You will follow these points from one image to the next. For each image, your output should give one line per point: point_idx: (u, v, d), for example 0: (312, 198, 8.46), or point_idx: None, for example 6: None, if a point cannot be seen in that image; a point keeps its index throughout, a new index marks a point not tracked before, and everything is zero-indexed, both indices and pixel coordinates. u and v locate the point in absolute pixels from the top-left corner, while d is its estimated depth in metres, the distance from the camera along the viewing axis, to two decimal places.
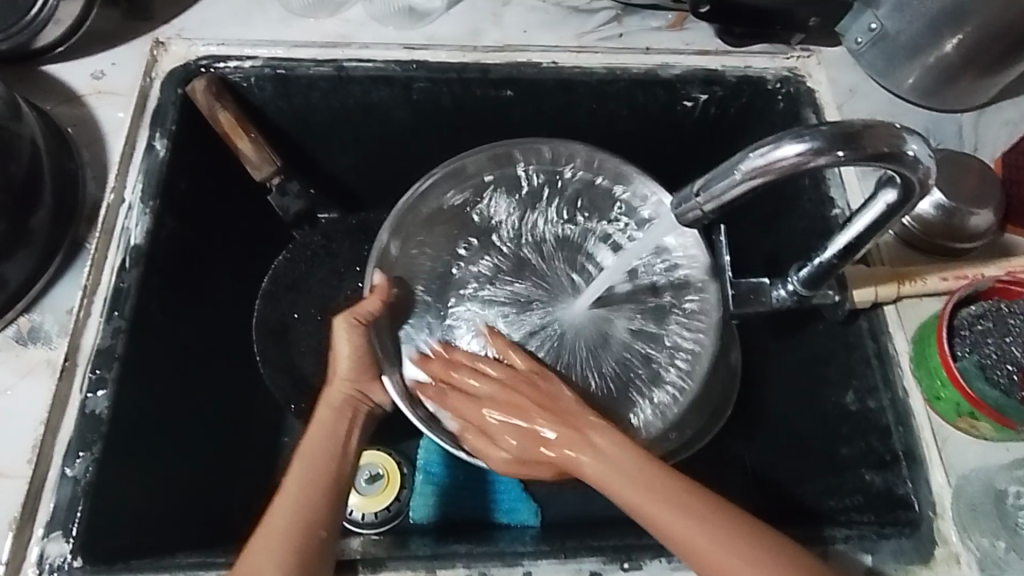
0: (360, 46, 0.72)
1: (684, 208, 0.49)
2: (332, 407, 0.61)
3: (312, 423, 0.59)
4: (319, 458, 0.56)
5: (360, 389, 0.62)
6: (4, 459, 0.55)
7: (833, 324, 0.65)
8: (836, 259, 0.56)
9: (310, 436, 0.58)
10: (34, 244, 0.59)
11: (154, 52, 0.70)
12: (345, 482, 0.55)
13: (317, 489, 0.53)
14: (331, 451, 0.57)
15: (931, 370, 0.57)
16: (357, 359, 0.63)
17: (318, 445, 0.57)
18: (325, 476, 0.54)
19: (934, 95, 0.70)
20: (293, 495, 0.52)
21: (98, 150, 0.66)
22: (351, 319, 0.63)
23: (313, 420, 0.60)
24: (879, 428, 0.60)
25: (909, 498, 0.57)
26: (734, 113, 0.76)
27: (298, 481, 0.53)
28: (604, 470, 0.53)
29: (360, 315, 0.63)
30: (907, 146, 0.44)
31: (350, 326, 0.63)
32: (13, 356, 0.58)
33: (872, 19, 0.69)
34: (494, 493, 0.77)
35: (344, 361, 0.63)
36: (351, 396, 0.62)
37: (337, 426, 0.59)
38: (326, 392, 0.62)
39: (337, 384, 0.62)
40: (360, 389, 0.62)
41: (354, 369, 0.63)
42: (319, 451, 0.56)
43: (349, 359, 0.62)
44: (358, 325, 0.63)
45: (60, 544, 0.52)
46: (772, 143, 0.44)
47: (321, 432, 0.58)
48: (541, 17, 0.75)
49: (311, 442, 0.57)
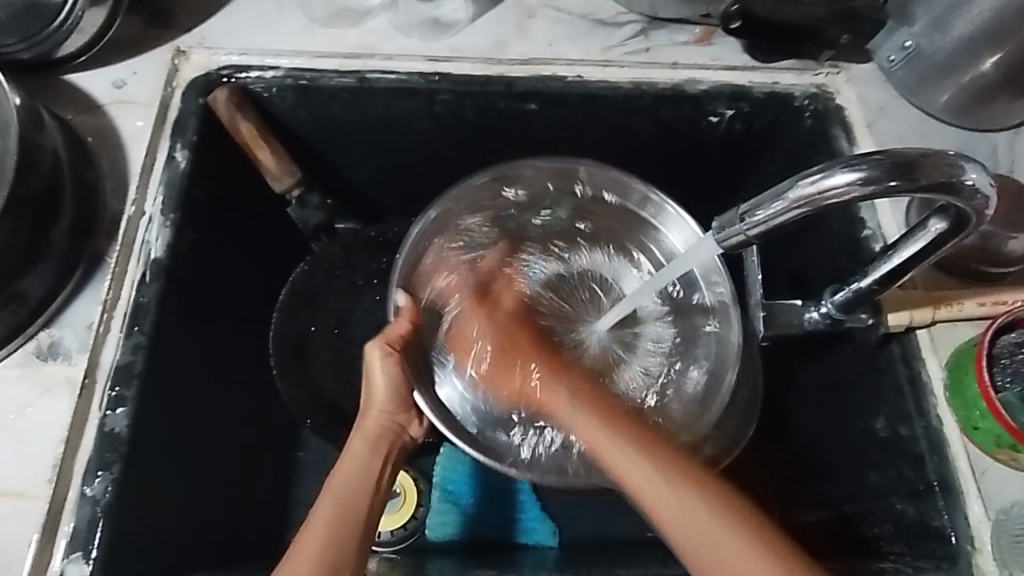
0: (382, 58, 0.71)
1: (726, 233, 0.47)
2: (367, 438, 0.61)
3: (347, 452, 0.59)
4: (350, 491, 0.55)
5: (397, 420, 0.63)
6: (22, 478, 0.54)
7: (862, 349, 0.64)
8: (877, 285, 0.56)
9: (341, 468, 0.58)
10: (55, 256, 0.58)
11: (175, 62, 0.69)
12: (375, 517, 0.55)
13: (347, 526, 0.53)
14: (362, 484, 0.56)
15: (969, 400, 0.56)
16: (393, 388, 0.63)
17: (348, 478, 0.56)
18: (354, 512, 0.54)
19: (969, 115, 0.68)
20: (324, 531, 0.52)
21: (118, 160, 0.65)
22: (385, 345, 0.63)
23: (347, 450, 0.60)
24: (912, 457, 0.59)
25: (946, 530, 0.55)
26: (761, 129, 0.75)
27: (325, 516, 0.53)
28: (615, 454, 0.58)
29: (393, 342, 0.63)
30: (965, 176, 0.43)
31: (384, 354, 0.63)
32: (32, 373, 0.57)
33: (906, 37, 0.68)
34: (513, 513, 0.77)
35: (380, 390, 0.63)
36: (387, 426, 0.62)
37: (370, 460, 0.59)
38: (360, 423, 0.62)
39: (375, 414, 0.62)
40: (397, 419, 0.63)
41: (391, 399, 0.63)
42: (351, 484, 0.56)
43: (386, 386, 0.63)
44: (391, 353, 0.63)
45: (80, 566, 0.52)
46: (822, 171, 0.43)
47: (356, 462, 0.58)
48: (568, 29, 0.73)
49: (342, 475, 0.57)
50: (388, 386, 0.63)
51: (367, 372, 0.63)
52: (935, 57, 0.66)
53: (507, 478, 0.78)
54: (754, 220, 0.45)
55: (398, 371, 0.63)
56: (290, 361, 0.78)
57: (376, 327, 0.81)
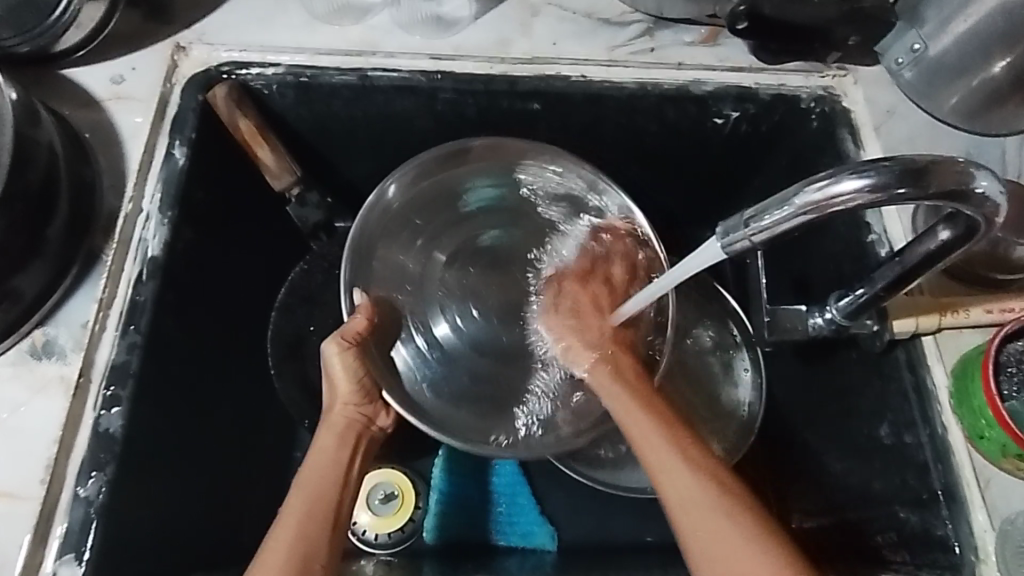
0: (385, 55, 0.70)
1: (731, 239, 0.47)
2: (334, 431, 0.59)
3: (314, 446, 0.57)
4: (318, 489, 0.54)
5: (363, 412, 0.61)
6: (15, 479, 0.53)
7: (867, 354, 0.63)
8: (883, 291, 0.55)
9: (310, 464, 0.56)
10: (49, 254, 0.58)
11: (175, 57, 0.68)
12: (345, 513, 0.54)
13: (315, 524, 0.52)
14: (332, 482, 0.55)
15: (975, 408, 0.55)
16: (356, 380, 0.61)
17: (317, 475, 0.55)
18: (322, 510, 0.53)
19: (980, 117, 0.67)
20: (294, 532, 0.51)
21: (115, 156, 0.64)
22: (339, 340, 0.61)
23: (314, 444, 0.58)
24: (917, 465, 0.58)
25: (950, 540, 0.55)
26: (766, 131, 0.74)
27: (293, 517, 0.52)
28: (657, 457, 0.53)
29: (349, 337, 0.61)
30: (977, 183, 0.42)
31: (342, 349, 0.61)
32: (26, 372, 0.56)
33: (916, 39, 0.67)
34: (511, 516, 0.76)
35: (343, 383, 0.61)
36: (355, 417, 0.60)
37: (339, 454, 0.57)
38: (327, 417, 0.60)
39: (338, 408, 0.60)
40: (365, 412, 0.61)
41: (355, 393, 0.61)
42: (317, 480, 0.54)
43: (347, 379, 0.61)
44: (349, 347, 0.61)
45: (72, 567, 0.51)
46: (829, 177, 0.42)
47: (324, 457, 0.57)
48: (572, 28, 0.72)
49: (310, 472, 0.55)
50: (349, 379, 0.61)
51: (326, 368, 0.61)
52: (943, 58, 0.65)
53: (505, 478, 0.78)
54: (758, 226, 0.45)
55: (359, 366, 0.61)
56: (288, 360, 0.77)
57: None
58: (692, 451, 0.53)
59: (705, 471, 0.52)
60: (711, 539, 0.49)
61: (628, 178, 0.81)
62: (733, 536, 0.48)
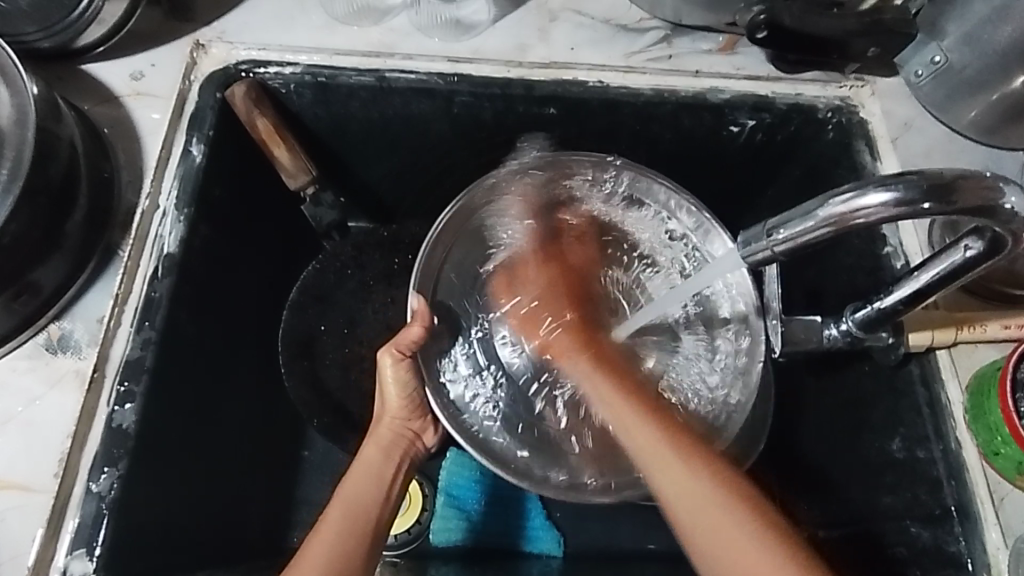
0: (403, 57, 0.70)
1: (751, 250, 0.47)
2: (380, 444, 0.62)
3: (359, 459, 0.60)
4: (358, 499, 0.55)
5: (408, 427, 0.65)
6: (30, 471, 0.53)
7: (880, 368, 0.63)
8: (902, 305, 0.54)
9: (354, 473, 0.58)
10: (67, 248, 0.58)
11: (193, 55, 0.69)
12: (382, 526, 0.55)
13: (354, 534, 0.52)
14: (373, 491, 0.57)
15: (991, 424, 0.54)
16: (407, 396, 0.65)
17: (361, 488, 0.57)
18: (362, 520, 0.54)
19: (998, 132, 0.67)
20: (335, 532, 0.52)
21: (134, 152, 0.65)
22: (394, 352, 0.62)
23: (360, 455, 0.61)
24: (929, 481, 0.58)
25: (963, 557, 0.55)
26: (781, 141, 0.74)
27: (334, 524, 0.52)
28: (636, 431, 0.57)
29: (402, 348, 0.62)
30: (1003, 199, 0.41)
31: (395, 360, 0.63)
32: (42, 365, 0.57)
33: (936, 52, 0.66)
34: (518, 521, 0.76)
35: (392, 397, 0.64)
36: (399, 432, 0.64)
37: (383, 465, 0.60)
38: (374, 430, 0.64)
39: (387, 421, 0.64)
40: (411, 428, 0.65)
41: (403, 410, 0.65)
42: (358, 490, 0.56)
43: (398, 393, 0.64)
44: (401, 358, 0.63)
45: (84, 562, 0.51)
46: (854, 191, 0.42)
47: (370, 467, 0.59)
48: (589, 34, 0.72)
49: (355, 481, 0.57)
50: (399, 393, 0.64)
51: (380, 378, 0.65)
52: (963, 73, 0.65)
53: (513, 483, 0.77)
54: (779, 238, 0.45)
55: (410, 376, 0.64)
56: (299, 360, 0.77)
57: (385, 328, 0.80)
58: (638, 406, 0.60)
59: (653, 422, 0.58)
60: (662, 476, 0.53)
61: None
62: (675, 472, 0.53)
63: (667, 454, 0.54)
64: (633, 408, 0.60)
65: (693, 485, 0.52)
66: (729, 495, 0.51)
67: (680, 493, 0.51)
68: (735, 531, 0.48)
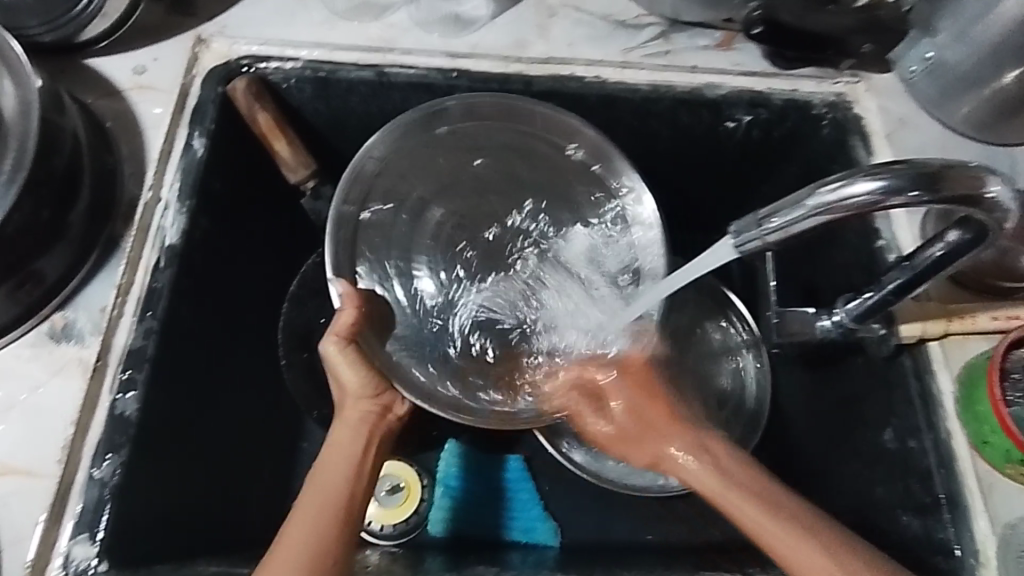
0: (403, 52, 0.71)
1: (742, 240, 0.47)
2: (347, 426, 0.60)
3: (329, 445, 0.59)
4: (332, 483, 0.55)
5: (376, 403, 0.63)
6: (32, 457, 0.54)
7: (873, 360, 0.64)
8: (893, 295, 0.55)
9: (325, 459, 0.58)
10: (70, 238, 0.59)
11: (196, 49, 0.69)
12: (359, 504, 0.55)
13: (330, 515, 0.53)
14: (344, 477, 0.56)
15: (979, 413, 0.56)
16: (364, 377, 0.62)
17: (334, 471, 0.56)
18: (336, 501, 0.54)
19: (992, 129, 0.67)
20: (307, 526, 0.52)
21: (136, 145, 0.65)
22: (336, 339, 0.62)
23: (329, 440, 0.60)
24: (920, 471, 0.59)
25: (951, 544, 0.55)
26: (777, 136, 0.75)
27: (308, 509, 0.53)
28: (749, 513, 0.55)
29: (343, 333, 0.62)
30: (989, 189, 0.42)
31: (339, 345, 0.62)
32: (45, 353, 0.57)
33: (929, 48, 0.67)
34: (513, 512, 0.76)
35: (352, 383, 0.62)
36: (366, 411, 0.62)
37: (351, 449, 0.58)
38: (340, 414, 0.62)
39: (351, 403, 0.62)
40: (379, 403, 0.63)
41: (365, 387, 0.62)
42: (330, 475, 0.56)
43: (355, 375, 0.62)
44: (346, 342, 0.62)
45: (85, 547, 0.52)
46: (842, 180, 0.43)
47: (339, 453, 0.58)
48: (587, 30, 0.73)
49: (324, 469, 0.57)
50: (357, 374, 0.62)
51: (332, 369, 0.63)
52: (956, 69, 0.65)
53: (508, 473, 0.79)
54: (769, 227, 0.46)
55: (359, 360, 0.62)
56: (299, 352, 0.77)
57: None
58: (746, 476, 0.58)
59: (737, 483, 0.57)
60: (761, 525, 0.54)
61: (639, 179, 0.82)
62: (767, 521, 0.54)
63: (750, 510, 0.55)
64: (736, 485, 0.57)
65: (774, 523, 0.53)
66: (801, 519, 0.53)
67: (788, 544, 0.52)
68: (804, 550, 0.51)
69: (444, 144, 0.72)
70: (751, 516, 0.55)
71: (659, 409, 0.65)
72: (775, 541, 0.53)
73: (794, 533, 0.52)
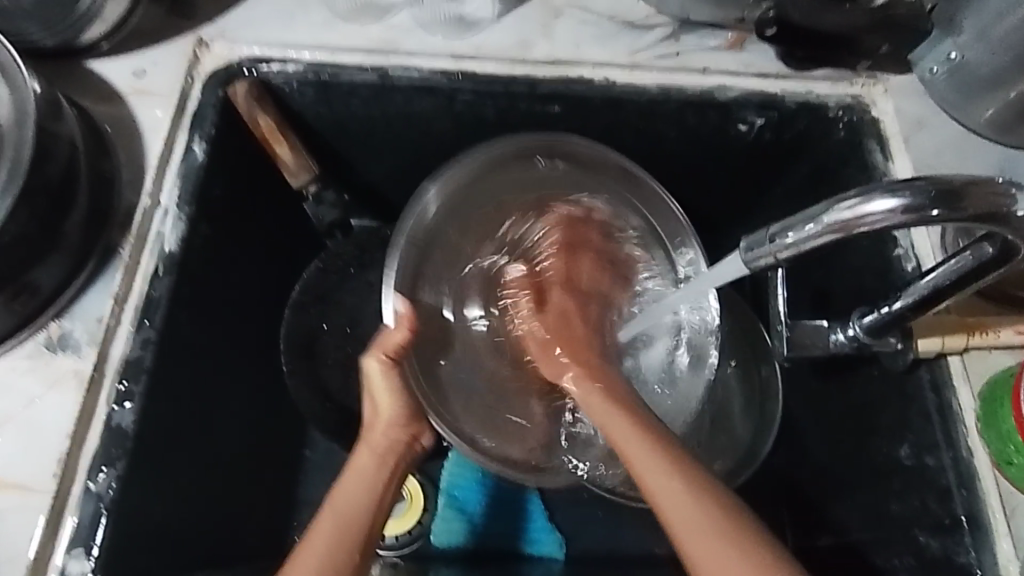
0: (405, 54, 0.69)
1: (755, 254, 0.46)
2: (375, 453, 0.59)
3: (352, 467, 0.57)
4: (350, 509, 0.54)
5: (406, 433, 0.61)
6: (27, 471, 0.53)
7: (888, 372, 0.61)
8: (909, 311, 0.53)
9: (346, 481, 0.56)
10: (66, 247, 0.58)
11: (196, 52, 0.68)
12: (372, 544, 0.53)
13: (344, 547, 0.51)
14: (366, 500, 0.55)
15: (1003, 433, 0.53)
16: (399, 404, 0.61)
17: (352, 496, 0.55)
18: (352, 530, 0.52)
19: (1014, 132, 0.65)
20: (326, 540, 0.51)
21: (134, 151, 0.64)
22: (382, 356, 0.61)
23: (352, 462, 0.58)
24: (938, 489, 0.57)
25: (971, 568, 0.53)
26: (790, 139, 0.72)
27: (325, 533, 0.51)
28: (647, 466, 0.54)
29: (388, 351, 0.61)
30: (1016, 206, 0.40)
31: (382, 365, 0.62)
32: (41, 364, 0.57)
33: (952, 48, 0.65)
34: (519, 522, 0.75)
35: (388, 407, 0.61)
36: (396, 440, 0.60)
37: (377, 475, 0.57)
38: (366, 436, 0.61)
39: (381, 429, 0.61)
40: (409, 433, 0.61)
41: (399, 415, 0.61)
42: (349, 499, 0.54)
43: (389, 398, 0.61)
44: (389, 363, 0.62)
45: (82, 562, 0.51)
46: (860, 196, 0.41)
47: (360, 476, 0.57)
48: (595, 30, 0.71)
49: (345, 492, 0.55)
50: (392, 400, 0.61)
51: (370, 386, 0.63)
52: (981, 70, 0.63)
53: (515, 482, 0.76)
54: (783, 243, 0.44)
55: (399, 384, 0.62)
56: (301, 360, 0.76)
57: None
58: (649, 430, 0.57)
59: (659, 444, 0.56)
60: (664, 495, 0.52)
61: None
62: (687, 503, 0.51)
63: (620, 433, 0.58)
64: (640, 437, 0.57)
65: (707, 521, 0.50)
66: (738, 536, 0.49)
67: (699, 532, 0.49)
68: (726, 556, 0.48)
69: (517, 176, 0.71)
70: (654, 477, 0.53)
71: (569, 344, 0.68)
72: (683, 526, 0.50)
73: (686, 495, 0.51)
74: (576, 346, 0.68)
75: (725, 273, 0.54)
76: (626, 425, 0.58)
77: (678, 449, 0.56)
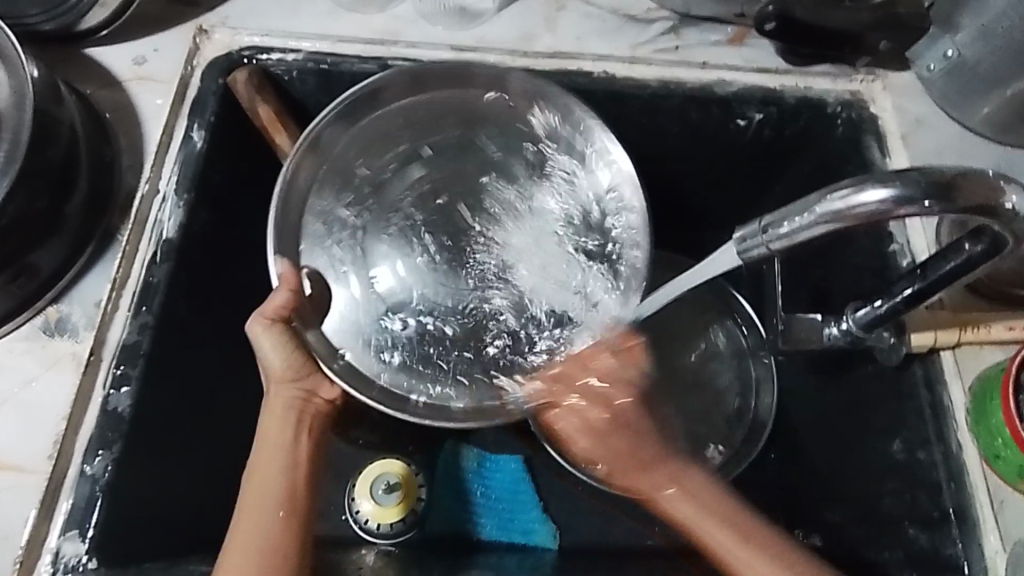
0: (406, 45, 0.69)
1: (748, 245, 0.46)
2: (278, 414, 0.59)
3: (260, 435, 0.58)
4: (269, 476, 0.55)
5: (301, 388, 0.61)
6: (25, 452, 0.54)
7: (883, 369, 0.62)
8: (903, 305, 0.53)
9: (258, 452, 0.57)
10: (66, 231, 0.58)
11: (197, 40, 0.68)
12: (302, 502, 0.55)
13: (272, 510, 0.53)
14: (282, 464, 0.56)
15: (992, 427, 0.53)
16: (289, 358, 0.60)
17: (269, 465, 0.56)
18: (279, 496, 0.54)
19: (1012, 131, 0.65)
20: (261, 517, 0.52)
21: (135, 138, 0.65)
22: (264, 320, 0.58)
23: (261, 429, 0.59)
24: (929, 484, 0.57)
25: (958, 560, 0.54)
26: (790, 135, 0.72)
27: (251, 504, 0.53)
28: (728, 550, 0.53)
29: (272, 314, 0.58)
30: (1007, 199, 0.40)
31: (267, 328, 0.59)
32: (39, 347, 0.57)
33: (949, 46, 0.65)
34: (511, 512, 0.76)
35: (276, 365, 0.60)
36: (292, 395, 0.60)
37: (283, 436, 0.58)
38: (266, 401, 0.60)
39: (275, 388, 0.60)
40: (303, 386, 0.61)
41: (288, 370, 0.60)
42: (267, 467, 0.56)
43: (280, 357, 0.59)
44: (274, 325, 0.59)
45: (76, 544, 0.52)
46: (852, 187, 0.41)
47: (270, 441, 0.58)
48: (596, 24, 0.71)
49: (261, 461, 0.56)
50: (283, 357, 0.60)
51: (257, 350, 0.60)
52: (977, 68, 0.63)
53: (503, 471, 0.78)
54: (775, 234, 0.45)
55: (285, 341, 0.59)
56: None
57: None
58: (721, 506, 0.56)
59: (727, 516, 0.56)
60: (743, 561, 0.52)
61: (647, 178, 0.80)
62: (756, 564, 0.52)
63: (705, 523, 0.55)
64: (718, 520, 0.55)
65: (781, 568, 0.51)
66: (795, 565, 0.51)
67: None
68: None
69: (441, 102, 0.69)
70: (731, 549, 0.53)
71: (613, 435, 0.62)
72: None
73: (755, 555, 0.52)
74: (615, 446, 0.62)
75: (715, 263, 0.54)
76: (690, 507, 0.57)
77: (740, 510, 0.56)
